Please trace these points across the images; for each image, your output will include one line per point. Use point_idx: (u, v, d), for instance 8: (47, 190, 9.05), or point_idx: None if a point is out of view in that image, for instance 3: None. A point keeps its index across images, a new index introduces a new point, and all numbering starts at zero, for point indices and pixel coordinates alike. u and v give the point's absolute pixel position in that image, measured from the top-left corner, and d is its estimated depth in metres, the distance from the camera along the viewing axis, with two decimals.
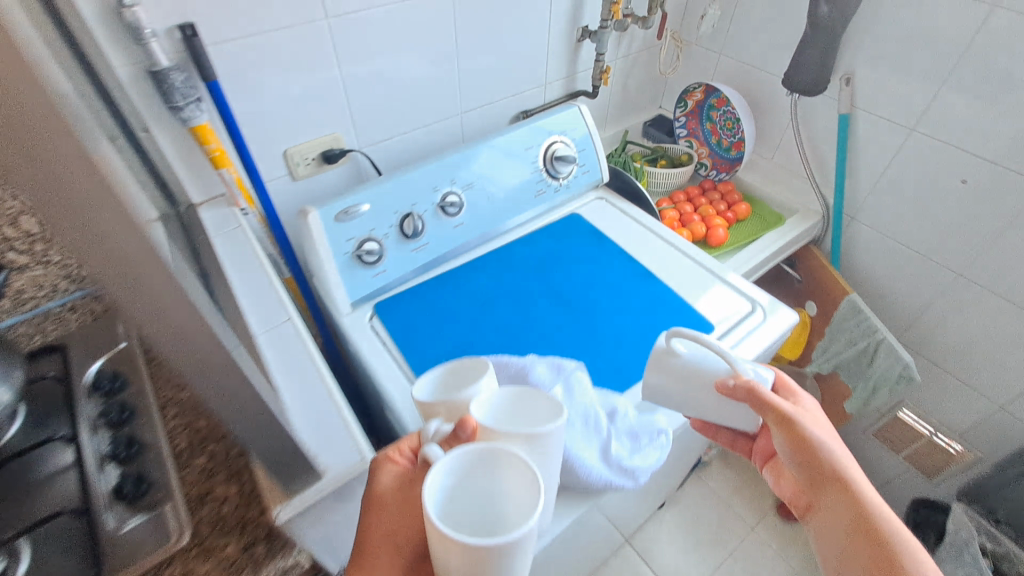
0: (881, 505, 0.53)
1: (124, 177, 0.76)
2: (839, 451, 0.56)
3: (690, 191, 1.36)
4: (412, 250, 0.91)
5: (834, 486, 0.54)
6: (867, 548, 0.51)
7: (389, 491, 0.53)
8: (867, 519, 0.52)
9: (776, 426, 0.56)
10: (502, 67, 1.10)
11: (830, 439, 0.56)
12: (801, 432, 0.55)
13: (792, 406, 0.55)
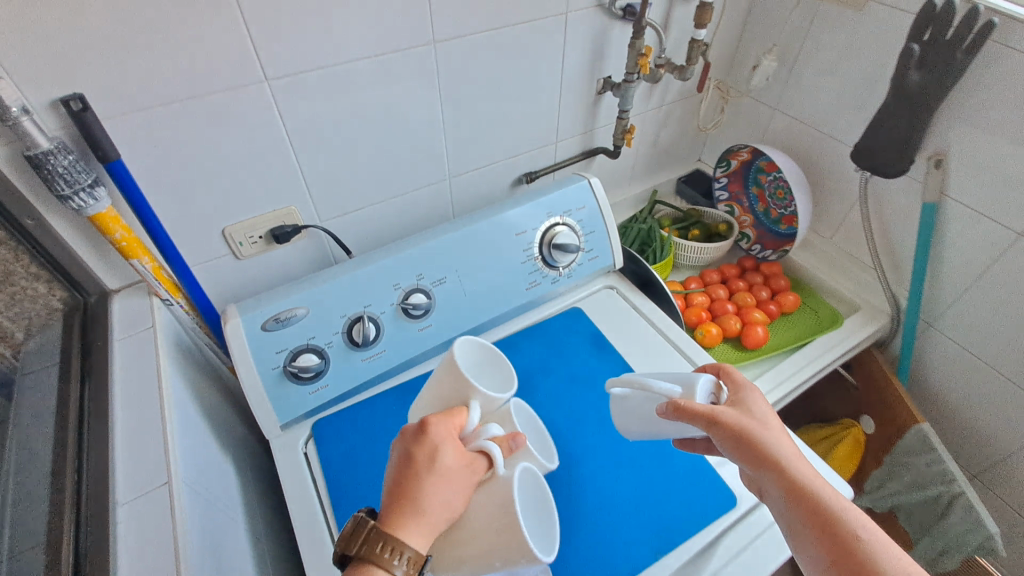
0: (846, 504, 0.46)
1: (9, 273, 0.63)
2: (784, 447, 0.50)
3: (725, 270, 1.16)
4: (361, 360, 0.74)
5: (789, 486, 0.48)
6: (830, 539, 0.44)
7: (449, 470, 0.50)
8: (820, 516, 0.46)
9: (722, 437, 0.52)
10: (501, 124, 0.92)
11: (777, 437, 0.51)
12: (750, 440, 0.51)
13: (721, 410, 0.52)
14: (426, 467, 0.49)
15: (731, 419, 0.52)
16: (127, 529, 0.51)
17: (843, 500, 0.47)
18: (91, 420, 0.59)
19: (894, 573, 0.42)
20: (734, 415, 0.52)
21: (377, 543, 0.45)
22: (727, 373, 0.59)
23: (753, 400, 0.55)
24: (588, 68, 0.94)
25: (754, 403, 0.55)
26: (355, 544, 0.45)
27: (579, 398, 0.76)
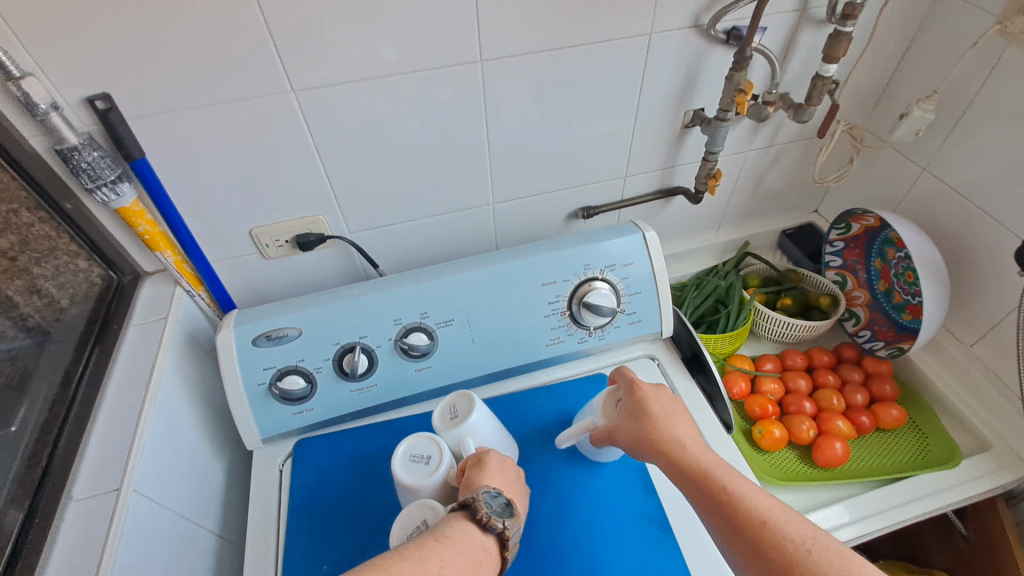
0: (749, 489, 0.51)
1: (54, 248, 0.70)
2: (673, 432, 0.59)
3: (814, 355, 0.96)
4: (350, 392, 0.71)
5: (699, 490, 0.53)
6: (746, 539, 0.48)
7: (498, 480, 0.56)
8: (722, 497, 0.51)
9: (623, 441, 0.61)
10: (560, 154, 0.83)
11: (671, 429, 0.60)
12: (650, 447, 0.58)
13: (616, 422, 0.62)
14: (503, 475, 0.57)
15: (631, 433, 0.61)
16: (69, 528, 0.54)
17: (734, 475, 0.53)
18: (85, 402, 0.63)
19: (805, 561, 0.44)
20: (629, 426, 0.61)
21: (494, 501, 0.51)
22: (621, 374, 0.67)
23: (646, 402, 0.63)
24: (673, 99, 0.81)
25: (647, 405, 0.62)
26: (510, 519, 0.50)
27: (571, 489, 0.66)
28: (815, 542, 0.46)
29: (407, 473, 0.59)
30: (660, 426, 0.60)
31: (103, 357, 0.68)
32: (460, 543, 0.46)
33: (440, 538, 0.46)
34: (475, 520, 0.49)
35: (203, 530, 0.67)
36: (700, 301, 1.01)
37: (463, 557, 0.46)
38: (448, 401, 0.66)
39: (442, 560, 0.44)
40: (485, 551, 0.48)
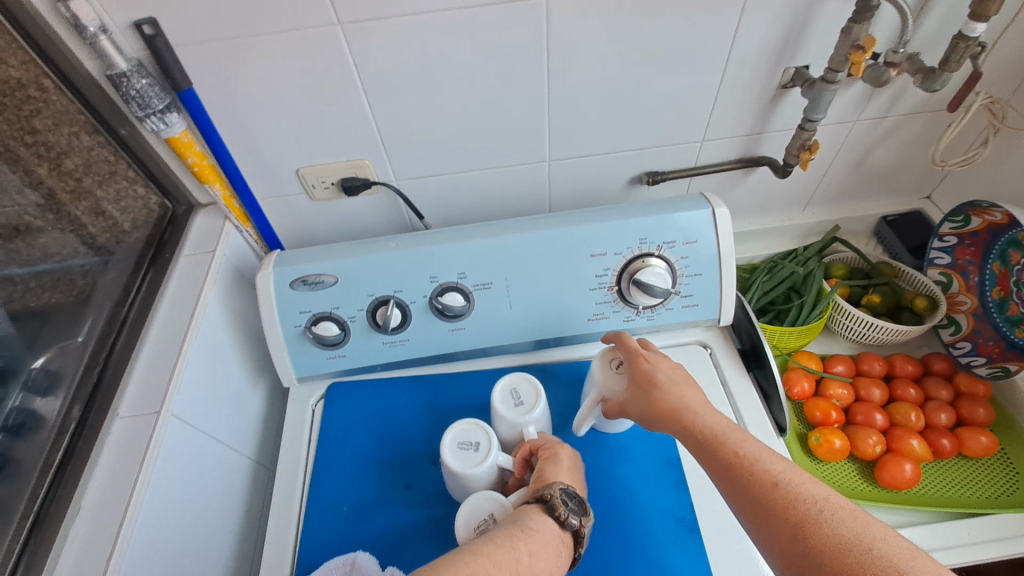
0: (774, 463, 0.47)
1: (113, 173, 0.73)
2: (688, 399, 0.55)
3: (896, 363, 0.84)
4: (382, 343, 0.70)
5: (713, 455, 0.50)
6: (755, 499, 0.45)
7: (567, 469, 0.55)
8: (743, 469, 0.47)
9: (632, 410, 0.57)
10: (629, 110, 0.74)
11: (685, 396, 0.55)
12: (664, 417, 0.54)
13: (624, 397, 0.58)
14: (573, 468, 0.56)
15: (638, 405, 0.57)
16: (115, 440, 0.57)
17: (765, 452, 0.48)
18: (138, 324, 0.67)
19: (818, 523, 0.41)
20: (636, 398, 0.57)
21: (568, 499, 0.50)
22: (620, 341, 0.62)
23: (655, 369, 0.58)
24: (769, 53, 0.69)
25: (656, 373, 0.57)
26: (585, 516, 0.50)
27: (596, 473, 0.63)
28: (829, 503, 0.43)
29: (457, 459, 0.56)
30: (670, 392, 0.55)
31: (155, 283, 0.70)
32: (543, 536, 0.46)
33: (525, 530, 0.46)
34: (554, 516, 0.49)
35: (240, 459, 0.70)
36: (771, 287, 0.91)
37: (548, 551, 0.46)
38: (508, 384, 0.63)
39: (531, 551, 0.45)
40: (563, 544, 0.48)
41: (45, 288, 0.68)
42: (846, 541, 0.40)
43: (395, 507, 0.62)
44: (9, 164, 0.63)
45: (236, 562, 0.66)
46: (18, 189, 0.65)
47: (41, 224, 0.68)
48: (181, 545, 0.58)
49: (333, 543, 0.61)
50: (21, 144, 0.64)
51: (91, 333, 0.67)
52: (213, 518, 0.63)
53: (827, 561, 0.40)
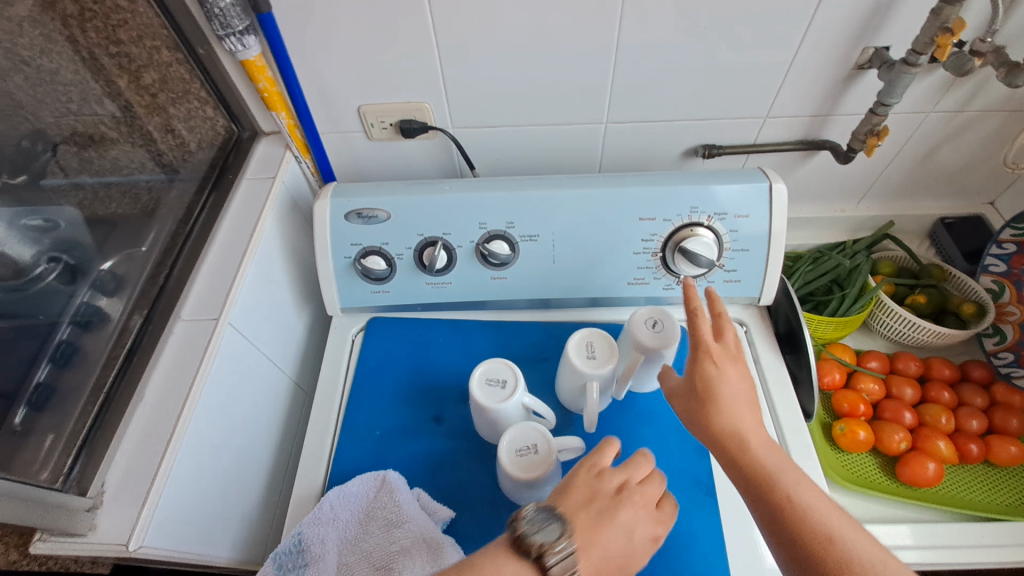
0: (776, 462, 0.47)
1: (187, 92, 0.76)
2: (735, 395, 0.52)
3: (932, 366, 0.83)
4: (425, 283, 0.72)
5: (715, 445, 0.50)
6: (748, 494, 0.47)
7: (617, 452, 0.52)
8: (744, 467, 0.48)
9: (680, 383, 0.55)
10: (696, 77, 0.72)
11: (735, 389, 0.52)
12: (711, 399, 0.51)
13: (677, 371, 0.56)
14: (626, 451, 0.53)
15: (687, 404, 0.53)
16: (175, 340, 0.60)
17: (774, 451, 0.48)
18: (201, 238, 0.70)
19: (801, 525, 0.44)
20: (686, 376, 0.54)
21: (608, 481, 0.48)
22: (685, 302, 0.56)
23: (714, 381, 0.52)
24: (849, 30, 0.67)
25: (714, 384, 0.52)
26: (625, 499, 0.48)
27: (620, 430, 0.64)
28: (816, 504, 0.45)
29: (486, 394, 0.57)
30: (725, 381, 0.52)
31: (219, 202, 0.74)
32: (584, 510, 0.46)
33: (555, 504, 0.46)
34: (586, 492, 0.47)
35: (282, 377, 0.74)
36: (813, 277, 0.90)
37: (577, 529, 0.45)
38: (582, 336, 0.61)
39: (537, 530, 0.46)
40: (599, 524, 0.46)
41: (112, 198, 0.71)
42: (827, 539, 0.43)
43: (424, 437, 0.66)
44: (93, 72, 0.68)
45: (272, 470, 0.70)
46: (97, 99, 0.69)
47: (115, 135, 0.72)
48: (228, 445, 0.62)
49: (364, 461, 0.64)
50: (105, 52, 0.68)
51: (155, 242, 0.72)
52: (255, 427, 0.67)
53: (799, 556, 0.44)
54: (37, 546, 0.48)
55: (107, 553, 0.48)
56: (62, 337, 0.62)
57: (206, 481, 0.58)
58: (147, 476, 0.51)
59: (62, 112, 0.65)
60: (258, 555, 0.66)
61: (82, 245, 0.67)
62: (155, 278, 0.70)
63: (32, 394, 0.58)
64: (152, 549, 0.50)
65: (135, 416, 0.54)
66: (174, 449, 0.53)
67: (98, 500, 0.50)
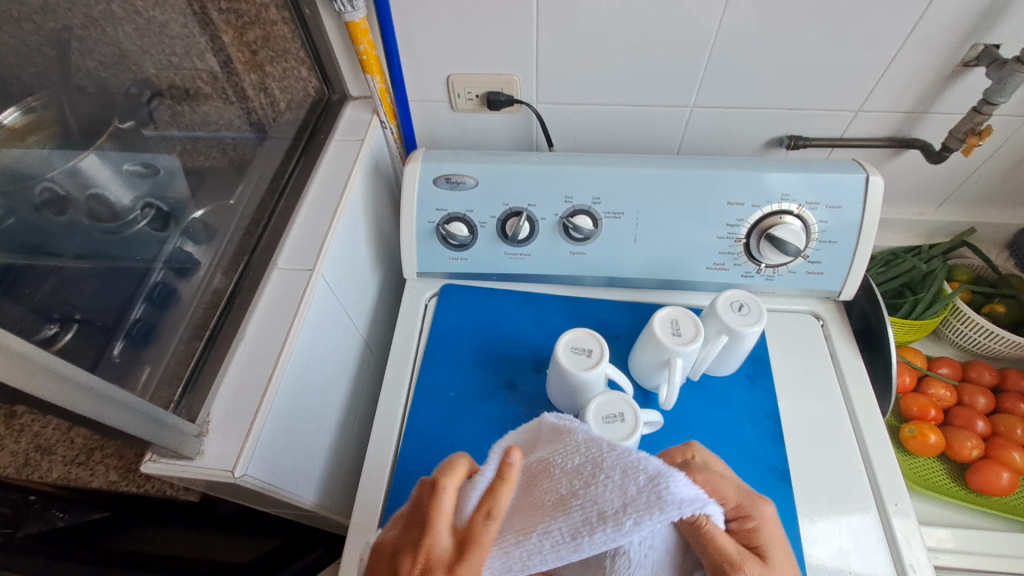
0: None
1: (285, 52, 0.78)
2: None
3: (1008, 377, 0.81)
4: (504, 254, 0.73)
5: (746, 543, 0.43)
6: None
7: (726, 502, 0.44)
8: None
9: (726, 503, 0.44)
10: (793, 65, 0.71)
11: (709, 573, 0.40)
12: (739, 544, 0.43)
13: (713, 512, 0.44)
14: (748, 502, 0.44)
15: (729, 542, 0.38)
16: (271, 286, 0.62)
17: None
18: (293, 194, 0.72)
19: None
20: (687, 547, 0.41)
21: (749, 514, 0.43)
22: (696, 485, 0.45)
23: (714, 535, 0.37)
24: (963, 26, 0.65)
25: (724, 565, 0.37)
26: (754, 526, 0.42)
27: (694, 410, 0.65)
28: None
29: (571, 359, 0.59)
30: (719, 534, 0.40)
31: (309, 159, 0.76)
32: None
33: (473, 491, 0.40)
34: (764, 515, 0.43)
35: (357, 336, 0.76)
36: (884, 280, 0.88)
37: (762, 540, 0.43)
38: (667, 314, 0.62)
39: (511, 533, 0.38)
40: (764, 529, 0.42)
41: (201, 151, 0.77)
42: None
43: (497, 402, 0.66)
44: (200, 26, 0.72)
45: (343, 423, 0.72)
46: (199, 52, 0.74)
47: (208, 91, 0.77)
48: (312, 393, 0.64)
49: (438, 420, 0.66)
50: (215, 8, 0.72)
51: (242, 196, 0.76)
52: (333, 379, 0.69)
53: None
54: (148, 467, 0.51)
55: (214, 478, 0.51)
56: (156, 279, 0.66)
57: (294, 423, 0.60)
58: (249, 411, 0.53)
59: (163, 64, 0.72)
60: (327, 502, 0.69)
61: (176, 194, 0.74)
62: (250, 230, 0.72)
63: (132, 328, 0.60)
64: (249, 482, 0.53)
65: (236, 356, 0.57)
66: (274, 390, 0.55)
67: (204, 428, 0.53)
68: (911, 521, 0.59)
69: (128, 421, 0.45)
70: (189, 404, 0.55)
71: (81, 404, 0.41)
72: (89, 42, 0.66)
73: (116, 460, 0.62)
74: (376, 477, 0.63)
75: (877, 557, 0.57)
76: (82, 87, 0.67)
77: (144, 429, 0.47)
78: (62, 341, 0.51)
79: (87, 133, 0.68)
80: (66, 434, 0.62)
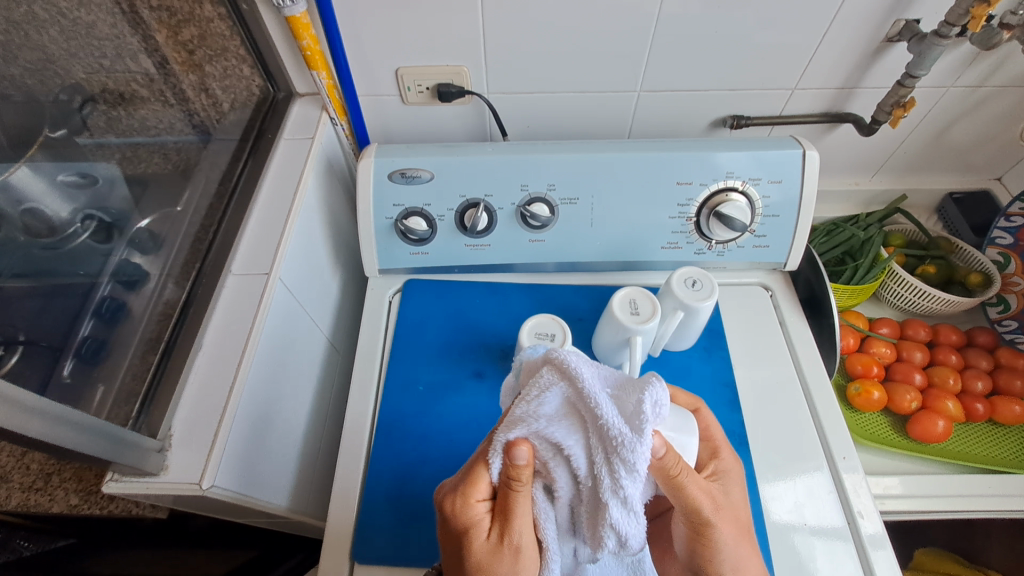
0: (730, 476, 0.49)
1: (225, 50, 0.76)
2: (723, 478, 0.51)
3: (940, 332, 0.88)
4: (464, 244, 0.74)
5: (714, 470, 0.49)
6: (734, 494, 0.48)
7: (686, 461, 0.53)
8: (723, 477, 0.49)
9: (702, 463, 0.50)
10: (732, 47, 0.74)
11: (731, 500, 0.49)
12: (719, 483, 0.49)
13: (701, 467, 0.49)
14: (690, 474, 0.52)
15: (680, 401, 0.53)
16: (228, 292, 0.61)
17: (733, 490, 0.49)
18: (245, 197, 0.70)
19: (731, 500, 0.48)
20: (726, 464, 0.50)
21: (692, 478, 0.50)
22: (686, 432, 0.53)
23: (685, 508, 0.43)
24: (883, 5, 0.69)
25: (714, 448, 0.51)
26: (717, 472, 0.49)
27: None
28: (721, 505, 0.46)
29: (535, 345, 0.61)
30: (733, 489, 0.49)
31: (260, 162, 0.74)
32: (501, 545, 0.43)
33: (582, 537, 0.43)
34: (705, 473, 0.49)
35: (322, 337, 0.75)
36: (825, 249, 0.93)
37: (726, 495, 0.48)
38: (625, 295, 0.64)
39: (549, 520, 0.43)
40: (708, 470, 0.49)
41: (142, 158, 0.75)
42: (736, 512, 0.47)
43: (466, 391, 0.67)
44: (131, 26, 0.70)
45: (312, 426, 0.72)
46: (132, 54, 0.71)
47: (145, 94, 0.74)
48: (278, 399, 0.63)
49: (409, 413, 0.66)
50: (145, 6, 0.70)
51: (189, 203, 0.74)
52: (301, 383, 0.69)
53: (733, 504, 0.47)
54: (111, 488, 0.50)
55: (182, 492, 0.50)
56: (104, 293, 0.63)
57: (263, 429, 0.60)
58: (212, 423, 0.52)
59: (94, 68, 0.69)
60: (301, 507, 0.68)
61: (117, 204, 0.72)
62: (200, 236, 0.70)
63: (81, 346, 0.57)
64: (220, 492, 0.52)
65: (195, 367, 0.56)
66: (235, 397, 0.54)
67: (166, 442, 0.51)
68: (858, 473, 0.64)
69: (84, 441, 0.44)
70: (150, 421, 0.54)
71: (33, 428, 0.40)
72: (13, 48, 0.61)
73: (76, 483, 0.60)
74: (350, 476, 0.63)
75: (830, 509, 0.61)
76: (8, 96, 0.62)
77: (102, 447, 0.45)
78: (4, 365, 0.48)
79: (18, 145, 0.63)
80: (22, 460, 0.60)
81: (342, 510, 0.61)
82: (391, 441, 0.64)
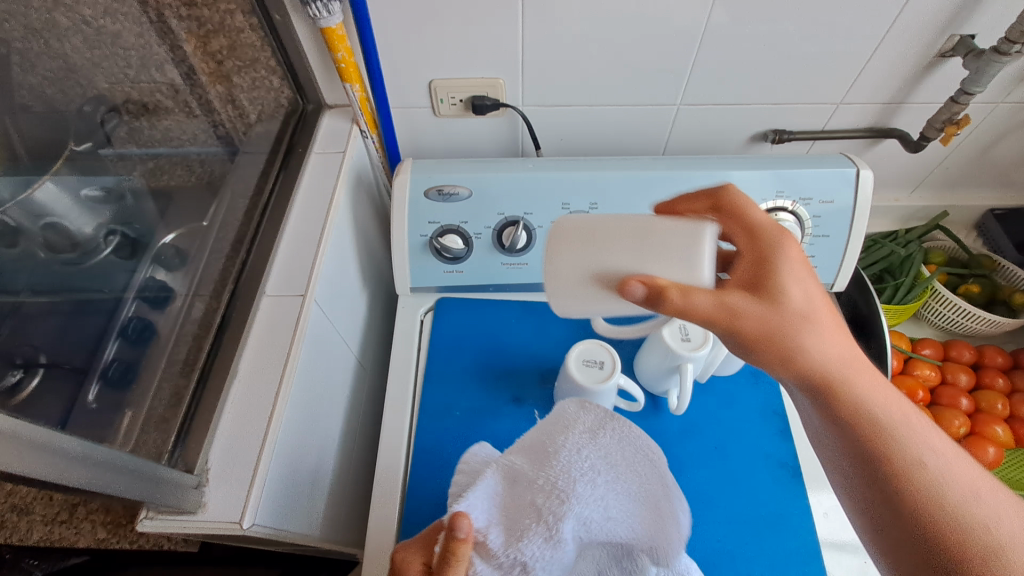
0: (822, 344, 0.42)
1: (255, 61, 0.73)
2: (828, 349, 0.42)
3: (985, 354, 0.85)
4: (501, 263, 0.71)
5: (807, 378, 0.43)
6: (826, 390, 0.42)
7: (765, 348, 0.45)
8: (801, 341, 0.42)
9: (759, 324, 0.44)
10: (778, 60, 0.71)
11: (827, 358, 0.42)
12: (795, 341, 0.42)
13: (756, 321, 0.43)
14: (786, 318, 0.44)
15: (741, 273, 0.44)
16: (263, 314, 0.59)
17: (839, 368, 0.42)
18: (276, 213, 0.68)
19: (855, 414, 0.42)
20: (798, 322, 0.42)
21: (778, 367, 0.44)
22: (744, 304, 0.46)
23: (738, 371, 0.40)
24: (939, 19, 0.66)
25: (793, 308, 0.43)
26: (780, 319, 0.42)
27: (701, 411, 0.65)
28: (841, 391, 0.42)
29: (582, 373, 0.58)
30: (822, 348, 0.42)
31: (290, 176, 0.71)
32: None
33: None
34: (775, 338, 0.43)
35: (352, 358, 0.72)
36: (864, 266, 0.90)
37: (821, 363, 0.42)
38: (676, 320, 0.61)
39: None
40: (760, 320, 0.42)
41: (165, 170, 0.74)
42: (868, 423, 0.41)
43: (506, 417, 0.65)
44: (159, 35, 0.66)
45: (343, 450, 0.69)
46: (157, 64, 0.68)
47: (169, 105, 0.72)
48: (312, 425, 0.60)
49: (446, 440, 0.63)
50: (174, 15, 0.66)
51: (215, 216, 0.71)
52: (332, 407, 0.66)
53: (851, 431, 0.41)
54: (145, 527, 0.47)
55: (221, 530, 0.47)
56: (128, 313, 0.62)
57: (297, 458, 0.57)
58: (251, 456, 0.50)
59: (117, 78, 0.68)
60: (333, 535, 0.66)
61: (143, 219, 0.72)
62: (229, 254, 0.68)
63: (108, 369, 0.56)
64: (258, 530, 0.49)
65: (231, 395, 0.53)
66: (274, 428, 0.51)
67: (202, 478, 0.49)
68: None
69: (121, 482, 0.41)
70: (184, 452, 0.51)
71: (70, 471, 0.37)
72: (31, 57, 0.61)
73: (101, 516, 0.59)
74: (387, 507, 0.61)
75: None
76: (28, 107, 0.62)
77: (138, 487, 0.43)
78: (26, 388, 0.45)
79: (38, 158, 0.63)
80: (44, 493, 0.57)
81: (379, 543, 0.58)
82: (429, 470, 0.61)
